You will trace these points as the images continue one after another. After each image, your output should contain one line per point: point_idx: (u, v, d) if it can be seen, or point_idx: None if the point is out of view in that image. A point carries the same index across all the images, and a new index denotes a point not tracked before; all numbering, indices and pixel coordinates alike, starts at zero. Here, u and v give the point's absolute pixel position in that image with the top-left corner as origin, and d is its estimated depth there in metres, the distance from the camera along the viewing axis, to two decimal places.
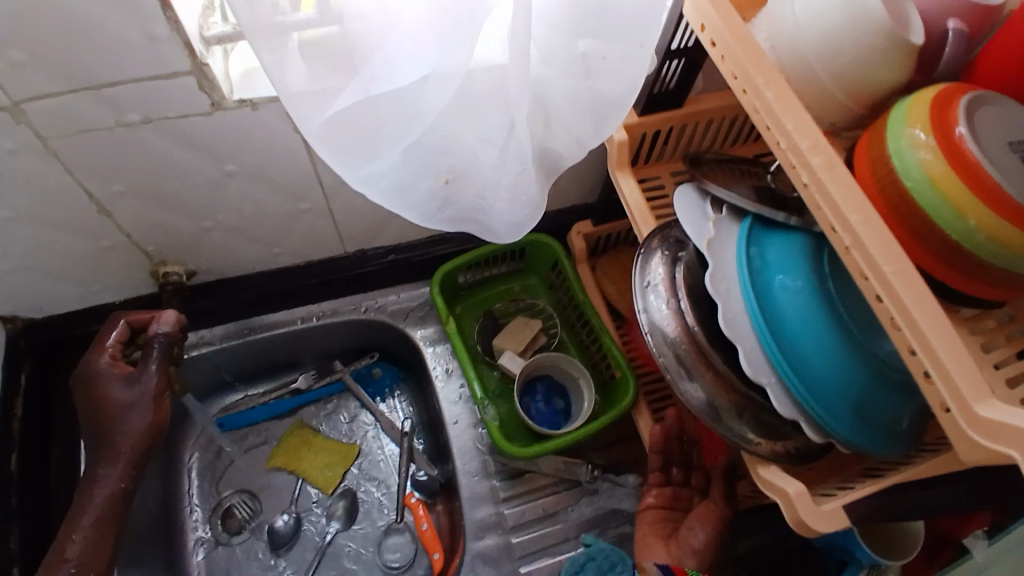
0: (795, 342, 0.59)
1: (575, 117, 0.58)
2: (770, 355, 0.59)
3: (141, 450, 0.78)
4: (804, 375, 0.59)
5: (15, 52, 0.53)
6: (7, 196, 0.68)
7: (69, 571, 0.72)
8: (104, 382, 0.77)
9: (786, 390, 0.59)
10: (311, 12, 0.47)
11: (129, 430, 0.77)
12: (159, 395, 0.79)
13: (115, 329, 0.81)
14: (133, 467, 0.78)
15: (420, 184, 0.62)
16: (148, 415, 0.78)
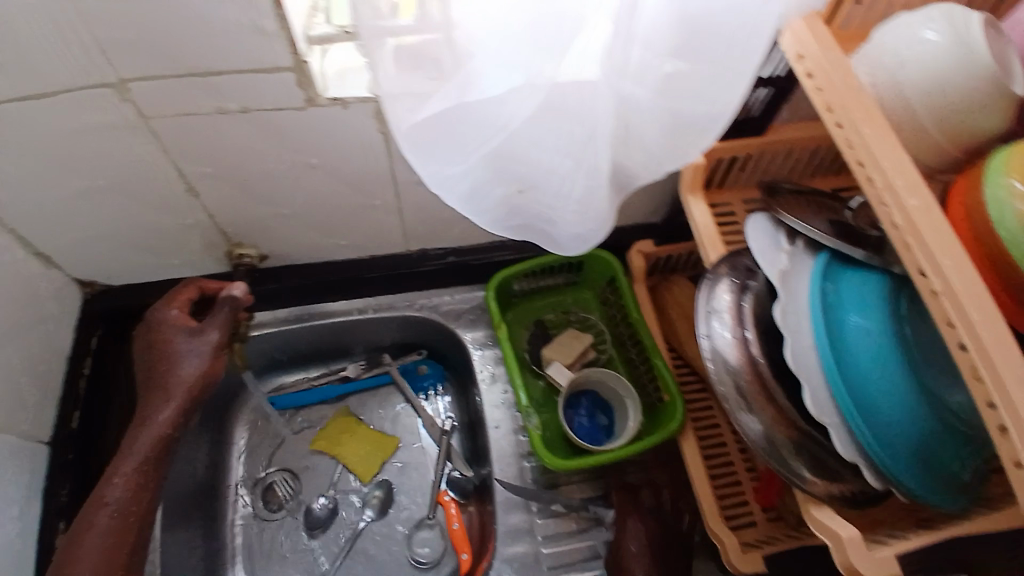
0: (864, 384, 0.57)
1: (658, 138, 0.57)
2: (837, 395, 0.57)
3: (194, 397, 0.81)
4: (870, 419, 0.57)
5: (127, 33, 0.56)
6: (103, 167, 0.72)
7: (108, 514, 0.75)
8: (169, 330, 0.81)
9: (850, 431, 0.58)
10: (410, 19, 0.48)
11: (185, 377, 0.80)
12: (218, 346, 0.82)
13: (185, 289, 0.84)
14: (185, 412, 0.80)
15: (493, 191, 0.62)
16: (204, 364, 0.81)
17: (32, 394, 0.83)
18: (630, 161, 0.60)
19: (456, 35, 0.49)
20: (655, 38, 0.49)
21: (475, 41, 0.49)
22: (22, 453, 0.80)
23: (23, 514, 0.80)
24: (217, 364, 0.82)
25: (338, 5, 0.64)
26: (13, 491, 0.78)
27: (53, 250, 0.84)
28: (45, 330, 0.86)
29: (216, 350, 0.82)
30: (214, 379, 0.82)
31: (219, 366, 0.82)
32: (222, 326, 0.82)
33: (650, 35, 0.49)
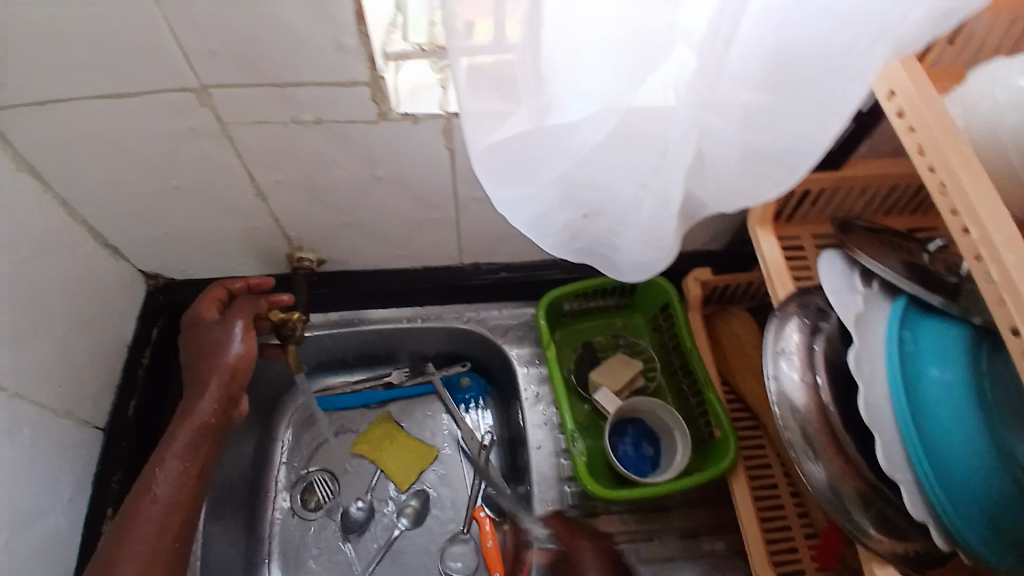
0: (943, 444, 0.53)
1: (739, 170, 0.54)
2: (910, 453, 0.54)
3: (229, 381, 0.80)
4: (945, 481, 0.53)
5: (213, 41, 0.58)
6: (179, 169, 0.75)
7: (157, 510, 0.73)
8: (206, 330, 0.84)
9: (922, 491, 0.54)
10: (486, 39, 0.45)
11: (222, 362, 0.80)
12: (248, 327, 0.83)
13: (214, 292, 0.87)
14: (226, 394, 0.80)
15: (558, 216, 0.61)
16: (239, 350, 0.81)
17: (93, 380, 0.86)
18: (699, 190, 0.58)
19: (531, 61, 0.45)
20: (750, 70, 0.46)
21: (552, 69, 0.45)
22: (78, 438, 0.83)
23: (73, 499, 0.82)
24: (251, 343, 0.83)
25: (414, 21, 0.64)
26: (65, 475, 0.81)
27: (120, 243, 0.88)
28: (111, 319, 0.89)
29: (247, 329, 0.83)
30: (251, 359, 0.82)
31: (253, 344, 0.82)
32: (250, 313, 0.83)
33: (745, 66, 0.46)
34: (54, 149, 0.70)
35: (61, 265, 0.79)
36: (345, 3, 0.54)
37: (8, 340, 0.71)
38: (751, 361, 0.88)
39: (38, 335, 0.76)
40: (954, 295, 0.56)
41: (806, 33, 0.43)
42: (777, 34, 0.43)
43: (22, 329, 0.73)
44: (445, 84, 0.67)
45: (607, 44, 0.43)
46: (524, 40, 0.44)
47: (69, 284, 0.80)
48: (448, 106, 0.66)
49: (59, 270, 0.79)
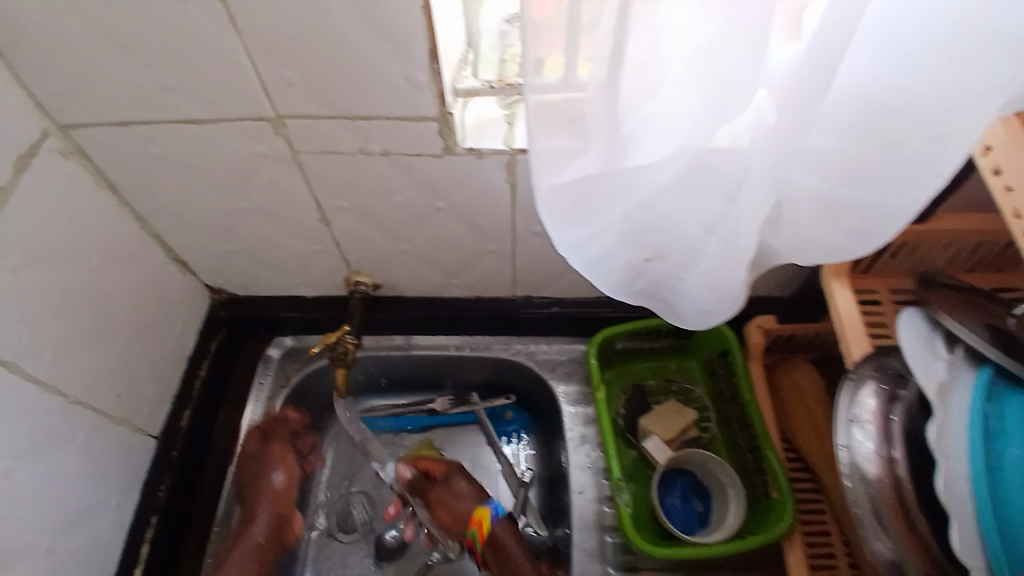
0: (1022, 517, 0.48)
1: (818, 224, 0.51)
2: (983, 524, 0.49)
3: (284, 490, 0.95)
4: (1017, 558, 0.48)
5: (290, 72, 0.60)
6: (250, 192, 0.77)
7: None
8: (253, 463, 0.96)
9: (989, 568, 0.49)
10: (555, 76, 0.44)
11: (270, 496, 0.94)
12: (283, 451, 0.97)
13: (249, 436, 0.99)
14: (274, 533, 0.92)
15: (621, 258, 0.59)
16: (284, 469, 0.97)
17: (151, 389, 0.89)
18: (771, 239, 0.55)
19: (601, 99, 0.44)
20: (840, 123, 0.44)
21: (627, 109, 0.45)
22: (131, 446, 0.86)
23: (120, 506, 0.85)
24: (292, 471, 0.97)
25: (485, 58, 0.64)
26: (114, 482, 0.83)
27: (188, 257, 0.92)
28: (173, 329, 0.93)
29: (281, 459, 0.97)
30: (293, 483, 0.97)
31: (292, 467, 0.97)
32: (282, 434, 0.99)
33: (833, 118, 0.44)
34: (136, 167, 0.74)
35: (131, 276, 0.83)
36: (420, 41, 0.55)
37: (74, 346, 0.74)
38: (814, 419, 0.82)
39: (102, 342, 0.79)
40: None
41: (901, 88, 0.41)
42: (869, 86, 0.42)
43: (87, 336, 0.76)
44: (511, 120, 0.67)
45: (683, 87, 0.42)
46: (595, 76, 0.43)
47: (136, 295, 0.84)
48: (513, 142, 0.67)
49: (129, 280, 0.82)
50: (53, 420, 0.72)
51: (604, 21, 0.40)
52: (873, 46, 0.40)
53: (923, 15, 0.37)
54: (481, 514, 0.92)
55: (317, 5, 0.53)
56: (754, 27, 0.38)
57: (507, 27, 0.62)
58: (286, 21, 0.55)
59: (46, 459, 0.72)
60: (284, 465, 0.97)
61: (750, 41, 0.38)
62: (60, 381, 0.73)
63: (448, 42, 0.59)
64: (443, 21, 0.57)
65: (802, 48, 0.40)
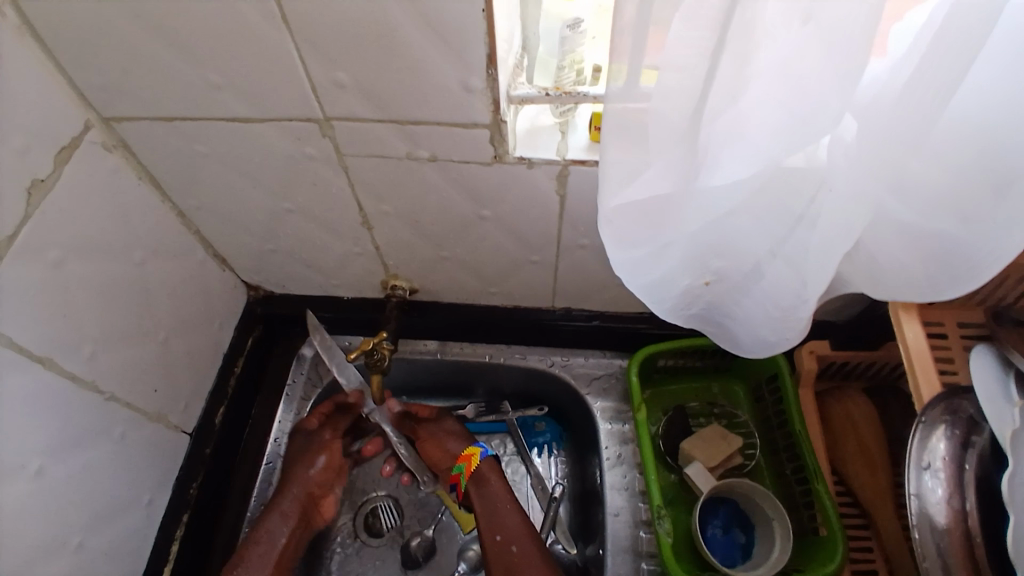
0: None
1: (903, 257, 0.47)
2: None
3: (318, 475, 0.92)
4: None
5: (341, 74, 0.58)
6: (293, 193, 0.76)
7: None
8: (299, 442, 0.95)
9: None
10: (620, 84, 0.41)
11: (307, 477, 0.92)
12: (332, 438, 0.94)
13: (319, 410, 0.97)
14: (302, 512, 0.90)
15: (680, 282, 0.56)
16: (324, 454, 0.93)
17: (187, 386, 0.89)
18: (845, 269, 0.52)
19: (670, 110, 0.41)
20: (940, 154, 0.40)
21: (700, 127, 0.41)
22: (166, 442, 0.86)
23: (151, 503, 0.84)
24: (334, 457, 0.94)
25: (542, 63, 0.60)
26: (146, 479, 0.83)
27: (227, 254, 0.91)
28: (211, 326, 0.92)
29: (329, 446, 0.94)
30: (332, 470, 0.94)
31: (337, 453, 0.94)
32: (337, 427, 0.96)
33: (934, 148, 0.40)
34: (181, 163, 0.74)
35: (171, 271, 0.83)
36: (477, 46, 0.53)
37: (113, 341, 0.74)
38: (865, 451, 0.79)
39: (140, 338, 0.79)
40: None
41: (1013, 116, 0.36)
42: (978, 114, 0.37)
43: (126, 331, 0.76)
44: (565, 128, 0.66)
45: (762, 105, 0.39)
46: (661, 86, 0.40)
47: (176, 290, 0.84)
48: (566, 152, 0.64)
49: (169, 276, 0.82)
50: (88, 415, 0.72)
51: (677, 26, 0.37)
52: (992, 69, 0.35)
53: None
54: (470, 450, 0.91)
55: (372, 6, 0.51)
56: (852, 40, 0.34)
57: (568, 33, 0.56)
58: (339, 22, 0.53)
59: (80, 454, 0.72)
60: (327, 451, 0.94)
61: (844, 56, 0.35)
62: (97, 377, 0.73)
63: (505, 47, 0.56)
64: (503, 25, 0.55)
65: (891, 67, 0.37)
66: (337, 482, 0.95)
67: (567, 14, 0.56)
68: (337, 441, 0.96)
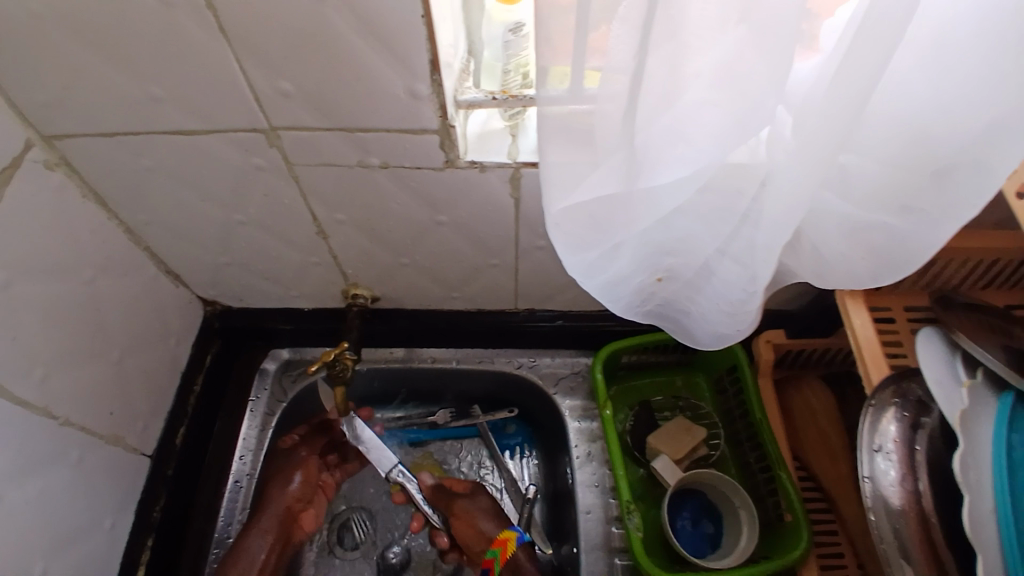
0: None
1: (845, 248, 0.48)
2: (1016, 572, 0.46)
3: (298, 493, 0.94)
4: None
5: (285, 84, 0.57)
6: (245, 204, 0.75)
7: None
8: (277, 461, 0.98)
9: None
10: (562, 87, 0.41)
11: (284, 494, 0.93)
12: (307, 455, 0.97)
13: (300, 428, 1.03)
14: (282, 527, 0.91)
15: (633, 281, 0.57)
16: (301, 472, 0.95)
17: (144, 406, 0.86)
18: (789, 261, 0.53)
19: (613, 111, 0.41)
20: (872, 145, 0.41)
21: (641, 126, 0.42)
22: (125, 465, 0.83)
23: (114, 526, 0.82)
24: (312, 474, 0.96)
25: (489, 67, 0.61)
26: (108, 502, 0.80)
27: (181, 269, 0.89)
28: (166, 343, 0.90)
29: (304, 462, 0.96)
30: (311, 485, 0.95)
31: (312, 468, 0.96)
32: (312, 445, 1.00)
33: (866, 139, 0.41)
34: (127, 178, 0.71)
35: (123, 289, 0.80)
36: (420, 52, 0.53)
37: (64, 364, 0.72)
38: (826, 438, 0.80)
39: (93, 358, 0.76)
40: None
41: (943, 108, 0.37)
42: (906, 107, 0.39)
43: (80, 352, 0.74)
44: (515, 131, 0.65)
45: (700, 106, 0.40)
46: (605, 88, 0.40)
47: (129, 308, 0.81)
48: (517, 155, 0.65)
49: (121, 294, 0.80)
50: (43, 442, 0.69)
51: (617, 28, 0.37)
52: (917, 61, 0.36)
53: (971, 25, 0.33)
54: (507, 535, 0.90)
55: (315, 15, 0.50)
56: (782, 42, 0.36)
57: (512, 37, 0.57)
58: (281, 31, 0.52)
59: (39, 480, 0.69)
60: (303, 469, 0.95)
61: (777, 58, 0.36)
62: (51, 402, 0.70)
63: (449, 52, 0.56)
64: (446, 32, 0.54)
65: (820, 62, 0.39)
66: (318, 497, 0.97)
67: (509, 17, 0.57)
68: (313, 458, 0.98)
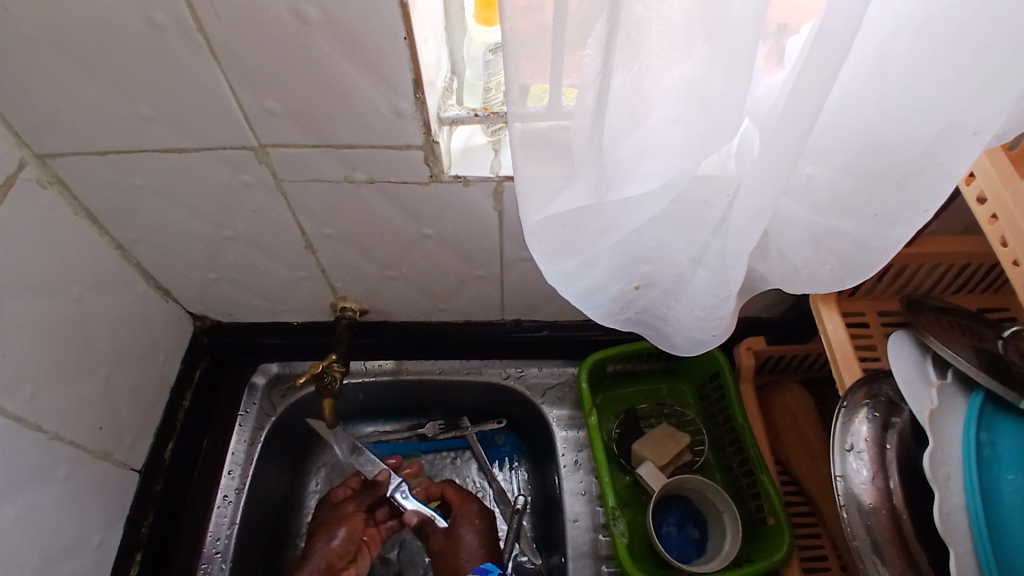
0: (1019, 555, 0.46)
1: (811, 256, 0.50)
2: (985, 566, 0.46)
3: (344, 553, 0.90)
4: None
5: (273, 103, 0.59)
6: (233, 220, 0.76)
7: None
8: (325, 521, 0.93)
9: None
10: (539, 106, 0.44)
11: (326, 550, 0.90)
12: (353, 510, 0.93)
13: (351, 479, 0.98)
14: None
15: (611, 288, 0.59)
16: (343, 528, 0.91)
17: (133, 422, 0.87)
18: (761, 268, 0.56)
19: (587, 126, 0.44)
20: (830, 155, 0.44)
21: (613, 141, 0.44)
22: (113, 481, 0.84)
23: (102, 543, 0.83)
24: (357, 529, 0.92)
25: (470, 87, 0.65)
26: (96, 518, 0.81)
27: (170, 285, 0.90)
28: (155, 358, 0.91)
29: (349, 518, 0.92)
30: (354, 542, 0.91)
31: (357, 524, 0.92)
32: (360, 499, 0.95)
33: (825, 150, 0.44)
34: (117, 196, 0.73)
35: (113, 305, 0.81)
36: (403, 72, 0.55)
37: (55, 380, 0.73)
38: (807, 442, 0.81)
39: (82, 374, 0.77)
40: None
41: (888, 116, 0.39)
42: (862, 120, 0.41)
43: (69, 367, 0.75)
44: (497, 146, 0.68)
45: (667, 121, 0.42)
46: (580, 104, 0.43)
47: (118, 325, 0.82)
48: (499, 169, 0.67)
49: (110, 310, 0.81)
50: (33, 458, 0.70)
51: (590, 48, 0.39)
52: (865, 75, 0.39)
53: (910, 37, 0.36)
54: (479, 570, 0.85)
55: (300, 37, 0.52)
56: (741, 57, 0.37)
57: (490, 57, 0.61)
58: (269, 54, 0.54)
59: (28, 496, 0.70)
60: (348, 523, 0.91)
61: (739, 74, 0.38)
62: (41, 417, 0.71)
63: (432, 72, 0.58)
64: (429, 53, 0.57)
65: (780, 79, 0.41)
66: (360, 556, 0.93)
67: (488, 38, 0.61)
68: (359, 513, 0.93)
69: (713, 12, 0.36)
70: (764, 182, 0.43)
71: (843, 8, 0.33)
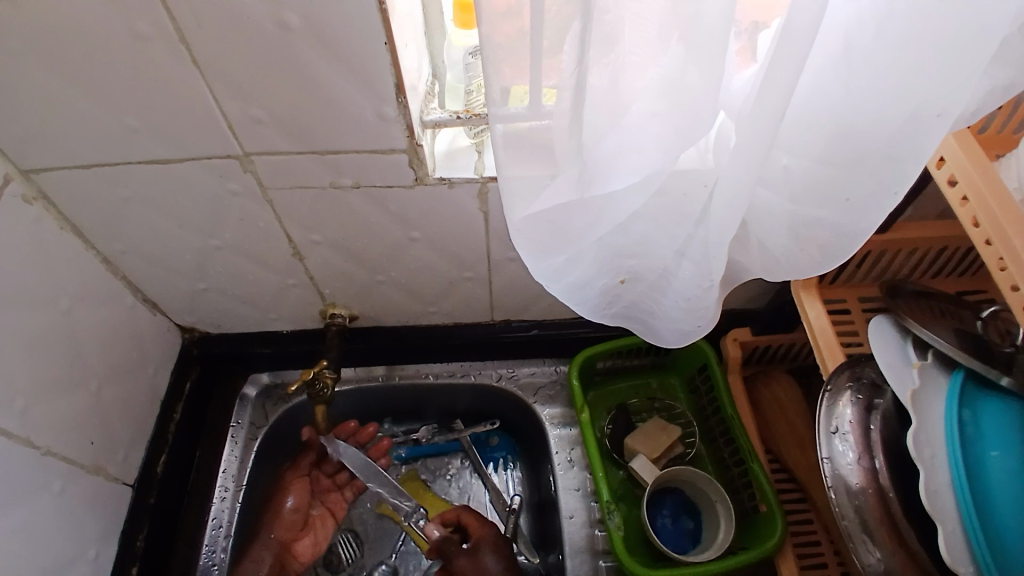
0: (1004, 529, 0.47)
1: (791, 246, 0.52)
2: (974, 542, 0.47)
3: (294, 523, 0.98)
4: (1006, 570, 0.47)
5: (258, 110, 0.60)
6: (219, 228, 0.76)
7: None
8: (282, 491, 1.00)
9: None
10: (520, 106, 0.44)
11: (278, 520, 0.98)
12: (298, 480, 0.99)
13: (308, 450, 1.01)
14: (277, 557, 0.96)
15: (596, 284, 0.60)
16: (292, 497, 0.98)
17: (124, 435, 0.86)
18: (744, 260, 0.57)
19: (569, 125, 0.44)
20: (803, 146, 0.45)
21: (592, 138, 0.45)
22: (106, 495, 0.83)
23: (98, 556, 0.82)
24: (304, 498, 0.99)
25: (452, 90, 0.65)
26: (92, 532, 0.81)
27: (158, 297, 0.89)
28: (145, 371, 0.90)
29: (293, 486, 0.99)
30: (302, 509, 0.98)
31: (302, 493, 0.98)
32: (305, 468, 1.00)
33: (797, 140, 0.45)
34: (103, 209, 0.73)
35: (101, 318, 0.81)
36: (385, 77, 0.56)
37: (44, 396, 0.72)
38: (795, 430, 0.83)
39: (73, 389, 0.77)
40: (1008, 372, 0.50)
41: (859, 106, 0.41)
42: (834, 112, 0.42)
43: (59, 382, 0.74)
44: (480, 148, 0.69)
45: (644, 118, 0.44)
46: (559, 105, 0.44)
47: (107, 337, 0.82)
48: (483, 170, 0.68)
49: (99, 323, 0.80)
50: (27, 472, 0.70)
51: (567, 50, 0.40)
52: (832, 67, 0.40)
53: (876, 28, 0.37)
54: None
55: (282, 44, 0.53)
56: (713, 52, 0.38)
57: (470, 60, 0.63)
58: (251, 61, 0.54)
59: (23, 509, 0.69)
60: (294, 493, 0.99)
61: (713, 68, 0.39)
62: (31, 431, 0.70)
63: (414, 76, 0.59)
64: (410, 57, 0.58)
65: (752, 75, 0.42)
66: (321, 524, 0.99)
67: (469, 42, 0.63)
68: (305, 481, 0.99)
69: (687, 10, 0.37)
70: (742, 174, 0.44)
71: (808, 7, 0.35)
